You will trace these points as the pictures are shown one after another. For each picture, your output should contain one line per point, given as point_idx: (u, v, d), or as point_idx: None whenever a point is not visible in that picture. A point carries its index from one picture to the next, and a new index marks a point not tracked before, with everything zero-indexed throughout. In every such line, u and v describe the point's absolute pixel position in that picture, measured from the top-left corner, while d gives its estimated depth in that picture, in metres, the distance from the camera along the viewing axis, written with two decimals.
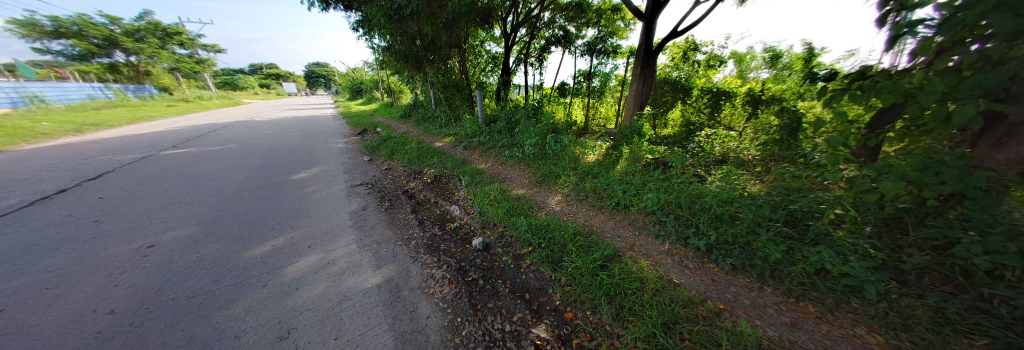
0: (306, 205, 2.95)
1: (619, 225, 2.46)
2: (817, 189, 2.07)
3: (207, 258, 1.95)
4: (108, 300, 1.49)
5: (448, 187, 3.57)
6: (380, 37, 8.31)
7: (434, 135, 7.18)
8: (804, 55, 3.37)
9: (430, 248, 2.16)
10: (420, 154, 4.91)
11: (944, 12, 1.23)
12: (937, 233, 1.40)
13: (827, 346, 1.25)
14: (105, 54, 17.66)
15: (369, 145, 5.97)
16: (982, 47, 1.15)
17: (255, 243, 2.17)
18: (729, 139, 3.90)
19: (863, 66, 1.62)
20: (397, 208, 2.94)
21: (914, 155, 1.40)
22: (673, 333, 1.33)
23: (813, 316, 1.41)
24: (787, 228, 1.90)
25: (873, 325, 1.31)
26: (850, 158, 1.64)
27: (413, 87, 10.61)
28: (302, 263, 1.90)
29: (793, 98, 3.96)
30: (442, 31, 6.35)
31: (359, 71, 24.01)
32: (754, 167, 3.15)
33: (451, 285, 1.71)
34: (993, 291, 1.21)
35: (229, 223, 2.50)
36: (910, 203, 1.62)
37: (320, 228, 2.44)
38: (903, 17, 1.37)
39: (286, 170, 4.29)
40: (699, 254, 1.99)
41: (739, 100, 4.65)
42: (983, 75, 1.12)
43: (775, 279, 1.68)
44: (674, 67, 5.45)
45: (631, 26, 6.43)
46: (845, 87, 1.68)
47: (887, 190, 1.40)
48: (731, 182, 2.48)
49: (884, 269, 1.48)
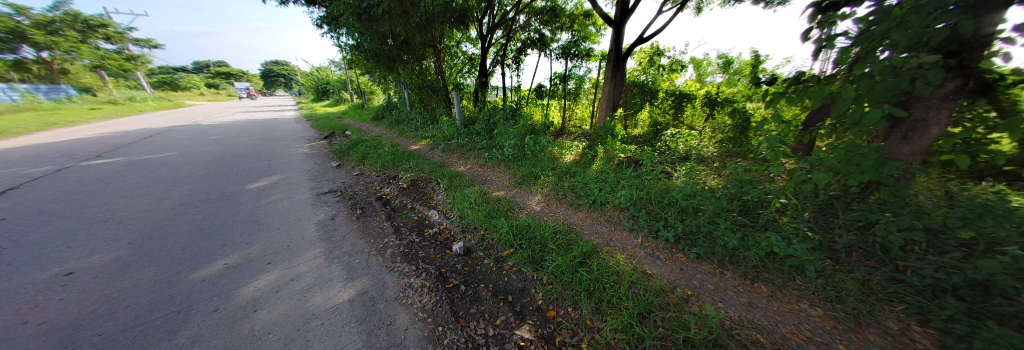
0: (266, 217, 2.70)
1: (596, 222, 2.56)
2: (764, 180, 2.31)
3: (149, 280, 1.72)
4: (14, 341, 1.24)
5: (425, 191, 3.48)
6: (347, 35, 7.87)
7: (408, 138, 6.94)
8: (753, 61, 3.78)
9: (407, 256, 2.08)
10: (394, 158, 4.73)
11: (859, 26, 1.45)
12: (862, 215, 1.64)
13: (777, 321, 1.40)
14: (8, 49, 14.45)
15: (336, 149, 5.61)
16: (890, 55, 1.35)
17: (204, 263, 1.93)
18: (691, 137, 4.21)
19: (798, 73, 1.85)
20: (369, 216, 2.79)
21: (840, 150, 1.62)
22: (648, 321, 1.40)
23: (765, 295, 1.59)
24: (741, 217, 2.08)
25: (815, 299, 1.51)
26: (790, 153, 1.84)
27: (385, 88, 10.16)
28: (263, 282, 1.74)
29: (742, 100, 4.44)
30: (415, 30, 6.21)
31: (325, 70, 22.61)
32: (713, 162, 3.44)
33: (430, 293, 1.66)
34: (905, 263, 1.44)
35: (171, 242, 2.20)
36: (838, 191, 1.87)
37: (283, 240, 2.26)
38: (828, 29, 1.59)
39: (241, 178, 3.89)
40: (669, 245, 2.13)
41: (698, 102, 5.07)
42: (889, 82, 1.32)
43: (732, 264, 1.85)
44: (641, 71, 5.79)
45: (601, 31, 6.78)
46: (784, 90, 1.89)
47: (819, 181, 1.59)
48: (694, 177, 2.66)
49: (821, 249, 1.68)
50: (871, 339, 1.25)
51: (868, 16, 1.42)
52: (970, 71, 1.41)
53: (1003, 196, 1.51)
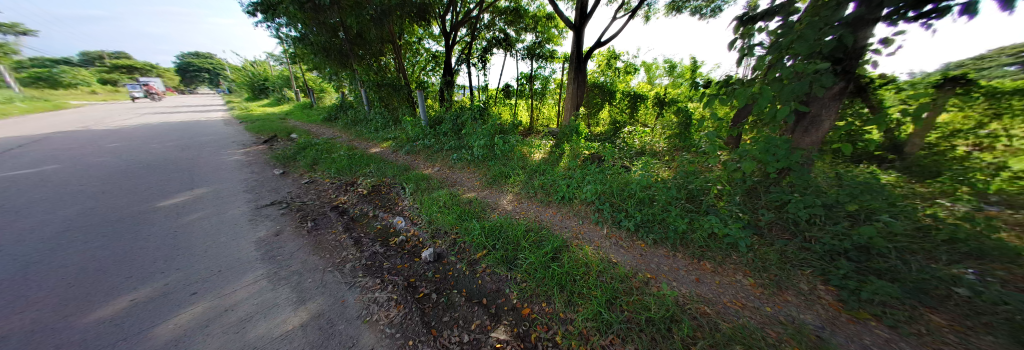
0: (189, 239, 2.28)
1: (565, 217, 2.66)
2: (705, 170, 2.61)
3: (14, 330, 1.33)
4: None
5: (389, 197, 3.27)
6: (289, 26, 6.99)
7: (368, 141, 6.44)
8: (693, 65, 4.25)
9: (370, 269, 1.93)
10: (351, 163, 4.35)
11: (769, 39, 1.72)
12: (779, 197, 1.94)
13: (719, 292, 1.60)
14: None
15: (279, 155, 4.95)
16: (792, 63, 1.63)
17: (100, 301, 1.56)
18: (645, 134, 4.59)
19: (726, 77, 2.13)
20: (323, 228, 2.53)
21: (760, 142, 1.89)
22: (614, 307, 1.49)
23: (709, 271, 1.81)
24: (688, 203, 2.32)
25: (747, 270, 1.76)
26: (724, 146, 2.10)
27: (338, 86, 9.27)
28: (186, 316, 1.46)
29: (685, 100, 4.98)
30: (370, 24, 5.76)
31: (263, 65, 19.88)
32: (664, 156, 3.79)
33: (399, 306, 1.56)
34: (810, 234, 1.75)
35: (49, 279, 1.74)
36: (760, 177, 2.20)
37: (212, 265, 1.93)
38: (747, 41, 1.86)
39: (152, 194, 3.22)
40: (630, 233, 2.30)
41: (650, 102, 5.56)
42: (794, 85, 1.59)
43: (682, 246, 2.06)
44: (600, 73, 6.13)
45: (563, 34, 7.03)
46: (717, 91, 2.16)
47: (747, 169, 1.85)
48: (649, 169, 2.90)
49: (750, 227, 1.96)
50: (789, 299, 1.50)
51: (776, 30, 1.70)
52: (850, 76, 1.80)
53: (870, 175, 1.93)
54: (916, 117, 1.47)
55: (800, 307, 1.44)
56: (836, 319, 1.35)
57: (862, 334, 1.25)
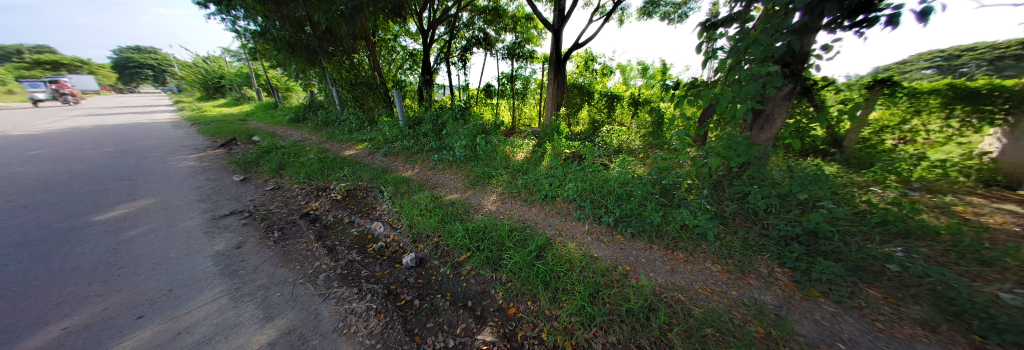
0: (131, 256, 2.02)
1: (548, 215, 2.70)
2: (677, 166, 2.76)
3: None
4: None
5: (366, 202, 3.13)
6: (248, 19, 6.44)
7: (341, 143, 6.10)
8: (664, 67, 4.48)
9: (346, 279, 1.83)
10: (323, 167, 4.10)
11: (729, 44, 1.87)
12: (741, 189, 2.10)
13: (691, 280, 1.71)
14: None
15: (240, 159, 4.54)
16: (749, 66, 1.78)
17: (15, 332, 1.33)
18: (622, 133, 4.77)
19: (693, 78, 2.27)
20: (292, 238, 2.35)
21: (724, 138, 2.03)
22: (597, 301, 1.53)
23: (682, 260, 1.92)
24: (663, 198, 2.45)
25: (714, 258, 1.89)
26: (692, 143, 2.23)
27: (306, 85, 8.69)
28: (128, 343, 1.29)
29: (657, 100, 5.25)
30: (340, 20, 5.47)
31: (219, 62, 18.16)
32: (640, 153, 3.97)
33: (379, 315, 1.50)
34: (768, 222, 1.92)
35: None
36: (724, 171, 2.36)
37: (161, 284, 1.72)
38: (710, 45, 2.00)
39: (83, 207, 2.82)
40: (610, 228, 2.39)
41: (626, 102, 5.80)
42: (750, 86, 1.74)
43: (657, 238, 2.17)
44: (578, 74, 6.29)
45: (542, 35, 7.12)
46: (685, 92, 2.29)
47: (712, 164, 1.99)
48: (626, 166, 3.02)
49: (718, 218, 2.11)
50: (751, 282, 1.64)
51: (734, 36, 1.84)
52: (797, 78, 1.98)
53: (816, 168, 2.15)
54: (850, 115, 1.66)
55: (761, 289, 1.57)
56: (792, 297, 1.50)
57: (813, 310, 1.40)
